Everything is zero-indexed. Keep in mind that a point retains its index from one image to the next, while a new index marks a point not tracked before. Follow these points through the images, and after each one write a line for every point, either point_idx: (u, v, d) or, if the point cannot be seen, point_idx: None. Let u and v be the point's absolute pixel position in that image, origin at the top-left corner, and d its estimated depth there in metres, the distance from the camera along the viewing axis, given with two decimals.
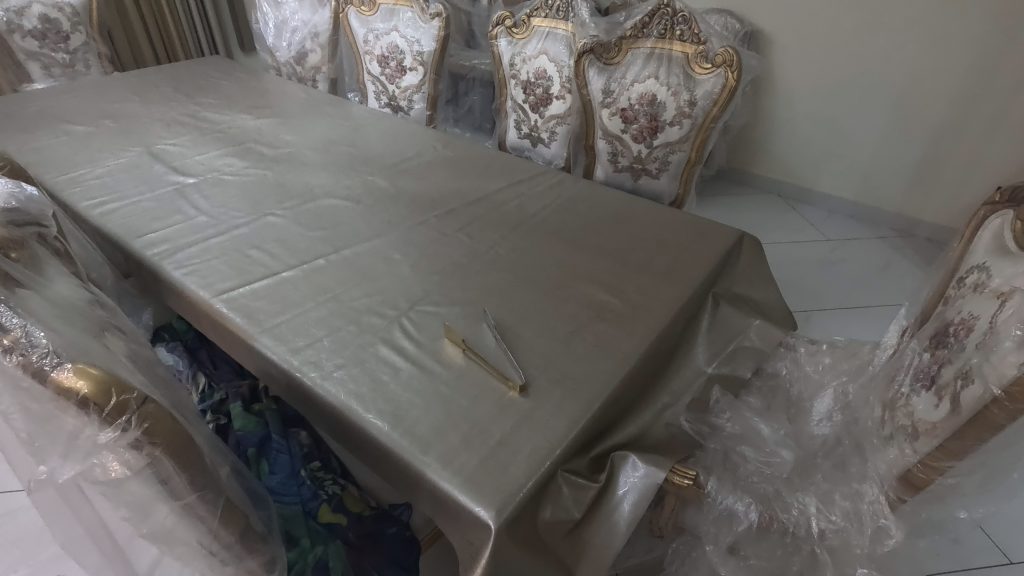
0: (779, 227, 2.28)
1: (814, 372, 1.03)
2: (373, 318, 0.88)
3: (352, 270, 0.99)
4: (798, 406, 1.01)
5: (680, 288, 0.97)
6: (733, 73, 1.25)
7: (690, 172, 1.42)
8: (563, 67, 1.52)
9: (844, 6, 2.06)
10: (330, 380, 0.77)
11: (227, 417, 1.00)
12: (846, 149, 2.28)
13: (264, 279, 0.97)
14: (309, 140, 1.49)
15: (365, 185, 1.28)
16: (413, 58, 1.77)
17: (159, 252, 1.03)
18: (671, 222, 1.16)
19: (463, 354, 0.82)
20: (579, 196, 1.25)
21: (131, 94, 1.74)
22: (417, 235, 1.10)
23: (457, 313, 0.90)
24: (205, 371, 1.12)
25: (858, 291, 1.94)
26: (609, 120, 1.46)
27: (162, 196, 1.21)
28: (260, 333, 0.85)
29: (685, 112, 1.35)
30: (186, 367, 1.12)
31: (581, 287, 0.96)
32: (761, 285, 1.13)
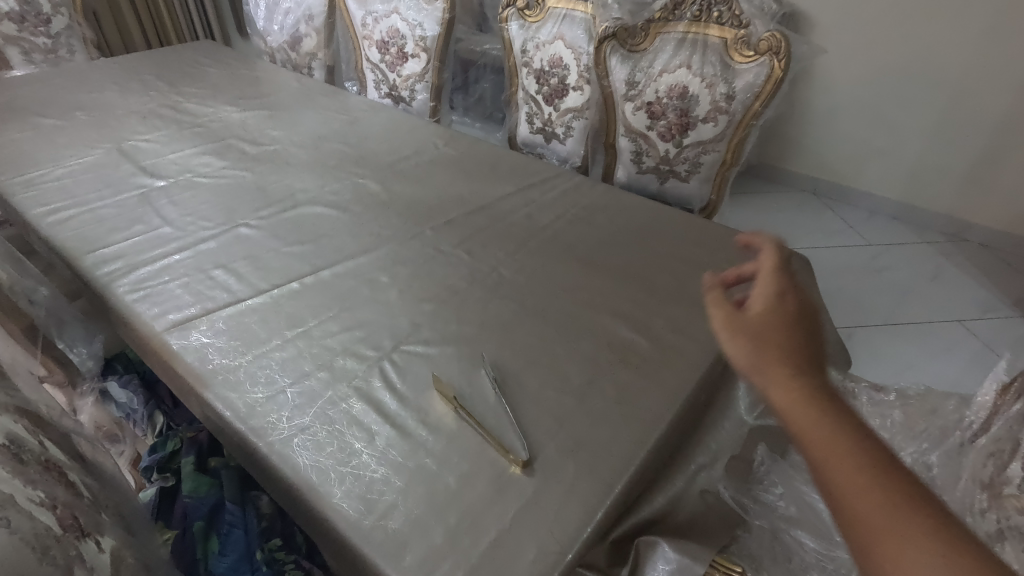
0: (813, 229, 2.10)
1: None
2: (350, 361, 0.73)
3: (330, 297, 0.84)
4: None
5: None
6: (780, 63, 1.08)
7: (725, 176, 1.25)
8: (581, 55, 1.35)
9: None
10: (291, 448, 0.63)
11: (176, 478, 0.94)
12: (891, 144, 2.08)
13: (226, 308, 0.82)
14: (297, 135, 1.34)
15: (355, 190, 1.12)
16: (414, 44, 1.60)
17: (111, 272, 0.89)
18: (707, 238, 0.99)
19: (453, 413, 0.67)
20: (597, 204, 1.09)
21: (110, 83, 1.60)
22: (410, 252, 0.94)
23: (450, 356, 0.74)
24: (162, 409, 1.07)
25: (907, 305, 1.75)
26: (632, 115, 1.28)
27: (126, 202, 1.06)
28: (213, 380, 0.71)
29: (721, 107, 1.17)
30: (141, 406, 1.08)
31: (601, 321, 0.80)
32: None
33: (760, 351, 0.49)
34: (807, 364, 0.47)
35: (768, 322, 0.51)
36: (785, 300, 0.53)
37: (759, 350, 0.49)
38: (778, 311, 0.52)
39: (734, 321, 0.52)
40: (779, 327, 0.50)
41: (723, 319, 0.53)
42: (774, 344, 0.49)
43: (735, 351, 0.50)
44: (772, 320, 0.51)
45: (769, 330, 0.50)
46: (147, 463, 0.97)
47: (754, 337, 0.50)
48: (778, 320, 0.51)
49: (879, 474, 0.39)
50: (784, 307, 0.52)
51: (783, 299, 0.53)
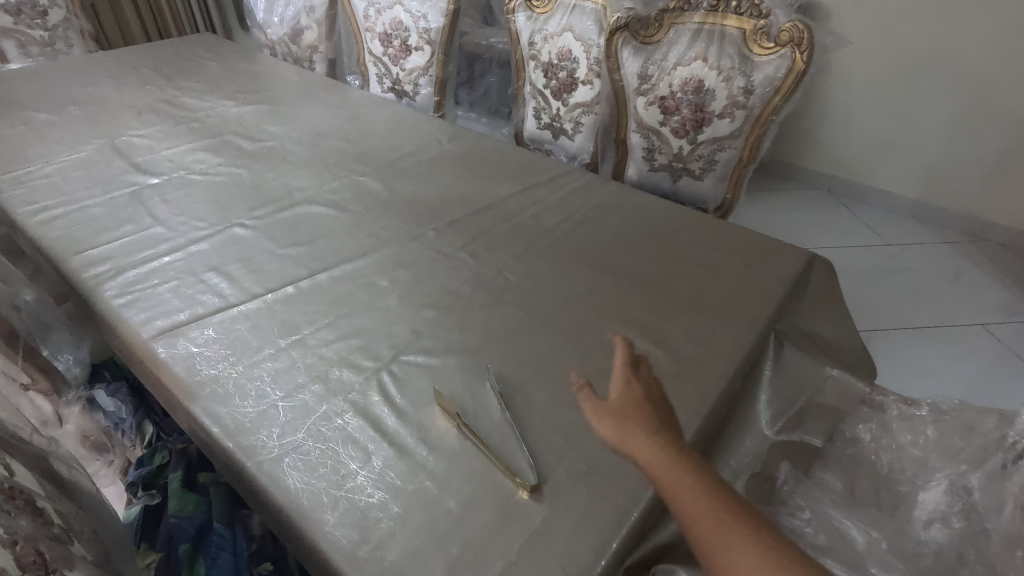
0: (828, 228, 2.04)
1: (911, 445, 0.78)
2: (346, 373, 0.69)
3: (326, 303, 0.79)
4: (890, 489, 0.75)
5: (738, 333, 0.76)
6: (802, 55, 1.02)
7: (741, 174, 1.20)
8: (591, 47, 1.29)
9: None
10: (281, 468, 0.58)
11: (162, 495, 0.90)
12: (909, 141, 2.01)
13: (216, 314, 0.78)
14: (296, 131, 1.30)
15: (354, 188, 1.08)
16: (418, 36, 1.55)
17: (97, 274, 0.85)
18: (725, 240, 0.94)
19: (456, 431, 0.62)
20: (607, 204, 1.04)
21: (106, 76, 1.56)
22: (412, 254, 0.90)
23: (453, 367, 0.70)
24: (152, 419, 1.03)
25: (926, 308, 1.70)
26: (645, 110, 1.22)
27: (116, 200, 1.02)
28: (200, 392, 0.67)
29: (739, 101, 1.11)
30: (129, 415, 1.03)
31: (614, 331, 0.76)
32: (833, 320, 0.91)
33: (629, 424, 0.53)
34: (670, 432, 0.52)
35: (631, 397, 0.55)
36: (637, 377, 0.57)
37: (626, 425, 0.53)
38: (638, 385, 0.57)
39: (601, 402, 0.56)
40: (642, 400, 0.55)
41: (590, 398, 0.56)
42: (638, 418, 0.53)
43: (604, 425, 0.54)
44: (635, 395, 0.55)
45: (635, 405, 0.54)
46: (132, 478, 0.94)
47: (620, 415, 0.54)
48: (639, 394, 0.56)
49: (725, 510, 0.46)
50: (640, 383, 0.57)
51: (635, 376, 0.58)
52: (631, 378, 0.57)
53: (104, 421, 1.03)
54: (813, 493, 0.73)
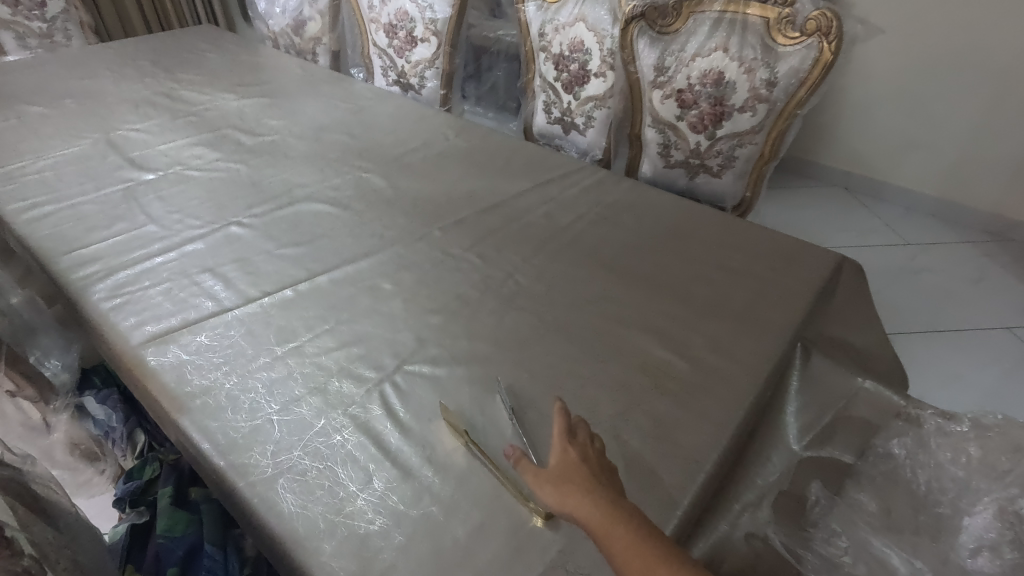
0: (846, 227, 1.98)
1: (951, 463, 0.73)
2: (346, 384, 0.64)
3: (326, 307, 0.75)
4: (929, 512, 0.68)
5: (765, 342, 0.71)
6: (831, 45, 0.96)
7: (762, 171, 1.15)
8: (604, 38, 1.24)
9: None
10: (276, 491, 0.54)
11: (150, 513, 0.84)
12: (931, 137, 1.95)
13: (209, 319, 0.73)
14: (297, 125, 1.25)
15: (357, 185, 1.03)
16: (424, 27, 1.50)
17: (86, 276, 0.81)
18: (747, 242, 0.89)
19: (464, 450, 0.57)
20: (622, 202, 0.98)
21: (103, 69, 1.52)
22: (417, 255, 0.85)
23: (460, 379, 0.65)
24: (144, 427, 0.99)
25: (949, 310, 1.64)
26: (661, 104, 1.17)
27: (109, 197, 0.98)
28: (190, 404, 0.62)
29: (761, 94, 1.06)
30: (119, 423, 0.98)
31: (633, 339, 0.71)
32: (862, 326, 0.86)
33: (577, 500, 0.46)
34: (626, 504, 0.47)
35: (575, 467, 0.49)
36: (574, 443, 0.51)
37: (571, 501, 0.47)
38: (582, 449, 0.51)
39: (540, 475, 0.49)
40: (589, 468, 0.49)
41: (529, 468, 0.49)
42: (583, 492, 0.47)
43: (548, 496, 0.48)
44: (579, 464, 0.49)
45: (581, 474, 0.48)
46: (120, 494, 0.89)
47: (563, 490, 0.47)
48: (584, 462, 0.50)
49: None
50: (581, 449, 0.51)
51: (572, 442, 0.51)
52: (571, 443, 0.51)
53: (93, 429, 0.99)
54: (847, 515, 0.68)
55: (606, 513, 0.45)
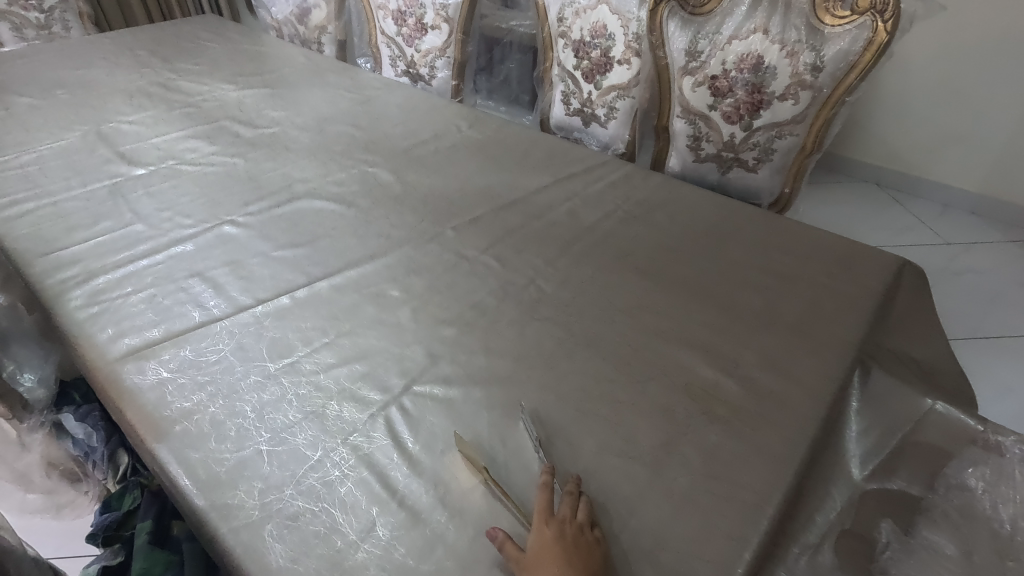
0: (880, 225, 1.87)
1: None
2: (348, 408, 0.56)
3: (325, 316, 0.67)
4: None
5: (827, 360, 0.62)
6: (886, 24, 0.87)
7: (802, 165, 1.05)
8: (629, 21, 1.15)
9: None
10: (263, 538, 0.46)
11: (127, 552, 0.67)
12: (975, 129, 1.84)
13: (195, 330, 0.65)
14: (300, 116, 1.17)
15: (363, 180, 0.95)
16: (435, 14, 1.42)
17: (64, 279, 0.73)
18: (795, 243, 0.80)
19: (483, 489, 0.49)
20: (653, 199, 0.89)
21: (98, 59, 1.44)
22: (428, 258, 0.77)
23: (476, 402, 0.56)
24: (128, 447, 0.84)
25: (996, 314, 1.53)
26: (692, 92, 1.07)
27: (94, 194, 0.91)
28: (170, 430, 0.55)
29: (805, 80, 0.97)
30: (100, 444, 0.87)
31: (676, 355, 0.62)
32: (926, 338, 0.77)
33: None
34: None
35: (547, 547, 0.44)
36: (553, 520, 0.46)
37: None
38: (559, 526, 0.45)
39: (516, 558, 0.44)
40: (564, 549, 0.43)
41: (513, 553, 0.44)
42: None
43: None
44: (556, 542, 0.44)
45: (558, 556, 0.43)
46: (94, 527, 0.72)
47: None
48: (561, 541, 0.44)
49: None
50: (559, 527, 0.45)
51: (551, 520, 0.46)
52: (549, 519, 0.46)
53: (75, 450, 0.88)
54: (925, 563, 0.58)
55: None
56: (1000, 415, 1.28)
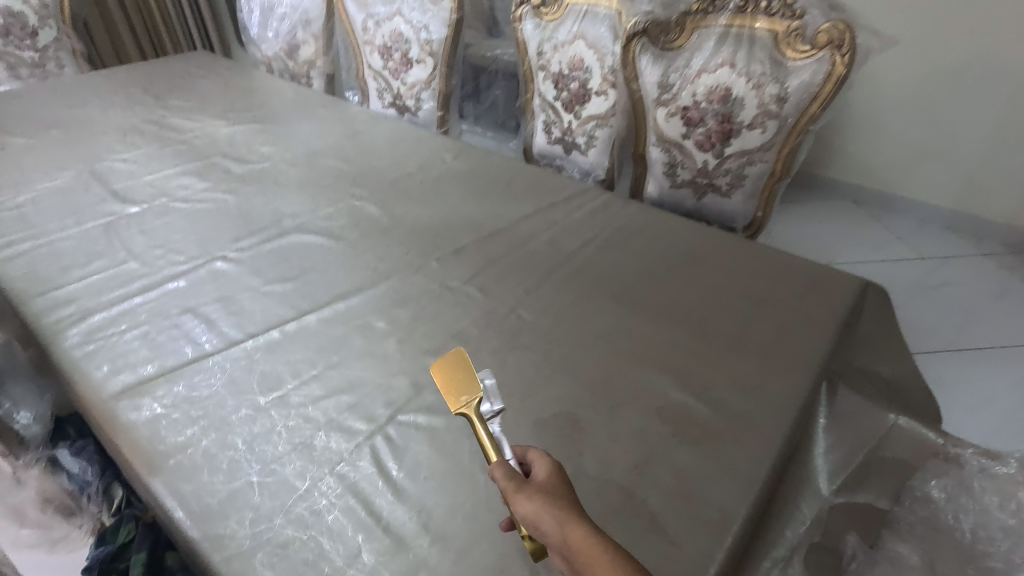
0: (858, 241, 1.93)
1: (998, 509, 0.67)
2: (334, 438, 0.59)
3: (314, 349, 0.70)
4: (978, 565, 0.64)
5: (792, 379, 0.66)
6: (843, 58, 0.92)
7: (773, 190, 1.10)
8: (605, 55, 1.20)
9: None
10: (253, 566, 0.48)
11: None
12: (945, 148, 1.91)
13: (189, 366, 0.68)
14: (290, 151, 1.21)
15: (350, 213, 0.98)
16: (419, 48, 1.47)
17: (59, 319, 0.76)
18: (765, 266, 0.83)
19: (464, 514, 0.52)
20: (632, 226, 0.93)
21: (92, 97, 1.48)
22: (413, 289, 0.80)
23: (458, 430, 0.59)
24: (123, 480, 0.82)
25: (970, 327, 1.58)
26: (666, 122, 1.12)
27: (89, 232, 0.94)
28: (163, 464, 0.57)
29: (770, 110, 1.02)
30: None
31: (650, 379, 0.65)
32: (892, 355, 0.80)
33: (558, 529, 0.41)
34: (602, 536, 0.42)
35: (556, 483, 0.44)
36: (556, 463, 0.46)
37: (549, 529, 0.41)
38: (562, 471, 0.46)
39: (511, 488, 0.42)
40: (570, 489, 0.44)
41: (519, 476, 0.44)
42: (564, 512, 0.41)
43: (531, 507, 0.42)
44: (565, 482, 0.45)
45: (567, 491, 0.44)
46: (89, 560, 0.70)
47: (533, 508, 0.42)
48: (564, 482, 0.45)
49: None
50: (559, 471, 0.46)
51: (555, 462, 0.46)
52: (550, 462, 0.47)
53: (69, 484, 0.85)
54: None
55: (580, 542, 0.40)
56: (976, 426, 1.32)
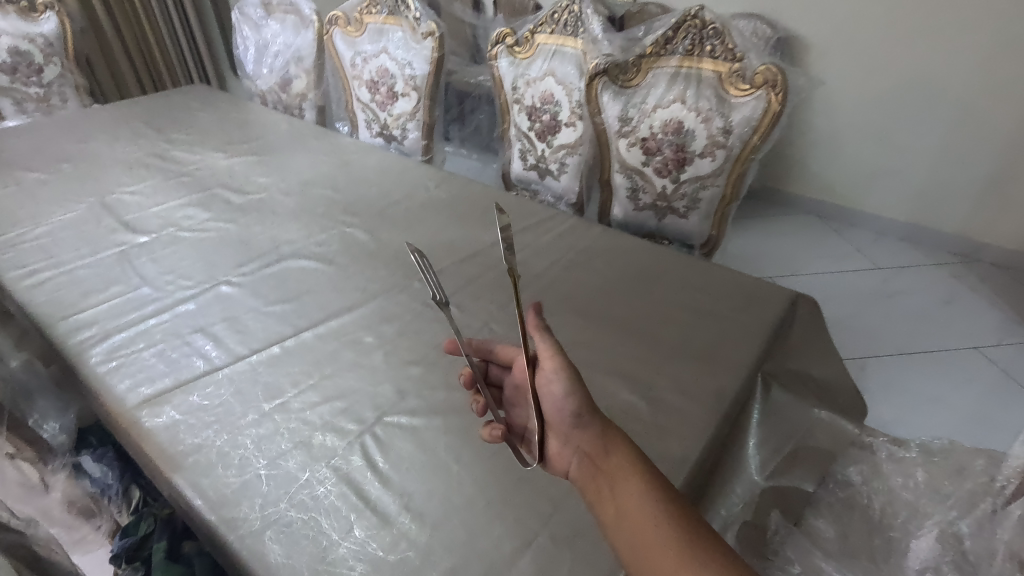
0: (820, 254, 2.05)
1: (902, 488, 0.77)
2: (329, 437, 0.68)
3: (310, 362, 0.80)
4: (883, 536, 0.74)
5: (725, 379, 0.77)
6: (778, 96, 1.04)
7: (725, 212, 1.21)
8: (572, 90, 1.32)
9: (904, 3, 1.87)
10: (264, 542, 0.58)
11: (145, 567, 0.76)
12: (899, 164, 2.09)
13: (201, 378, 0.77)
14: (285, 182, 1.31)
15: (342, 239, 1.09)
16: (404, 83, 1.59)
17: (83, 340, 0.85)
18: (709, 282, 0.95)
19: (440, 496, 0.62)
20: (594, 247, 1.04)
21: (97, 132, 1.58)
22: (398, 307, 0.90)
23: (436, 429, 0.69)
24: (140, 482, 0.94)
25: (919, 331, 1.70)
26: (627, 151, 1.24)
27: (105, 261, 1.03)
28: (183, 462, 0.66)
29: (718, 141, 1.14)
30: None
31: (603, 382, 0.76)
32: (824, 358, 0.90)
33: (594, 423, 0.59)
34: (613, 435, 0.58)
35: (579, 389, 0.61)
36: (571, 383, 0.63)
37: (590, 422, 0.59)
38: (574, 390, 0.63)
39: (577, 373, 0.60)
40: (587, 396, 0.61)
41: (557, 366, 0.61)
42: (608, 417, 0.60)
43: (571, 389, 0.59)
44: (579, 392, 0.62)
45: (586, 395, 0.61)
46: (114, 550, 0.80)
47: (587, 402, 0.60)
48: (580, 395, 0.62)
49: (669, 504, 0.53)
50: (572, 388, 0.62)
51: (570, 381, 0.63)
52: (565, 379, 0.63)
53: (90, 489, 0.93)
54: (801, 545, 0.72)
55: (615, 438, 0.58)
56: (922, 422, 1.43)
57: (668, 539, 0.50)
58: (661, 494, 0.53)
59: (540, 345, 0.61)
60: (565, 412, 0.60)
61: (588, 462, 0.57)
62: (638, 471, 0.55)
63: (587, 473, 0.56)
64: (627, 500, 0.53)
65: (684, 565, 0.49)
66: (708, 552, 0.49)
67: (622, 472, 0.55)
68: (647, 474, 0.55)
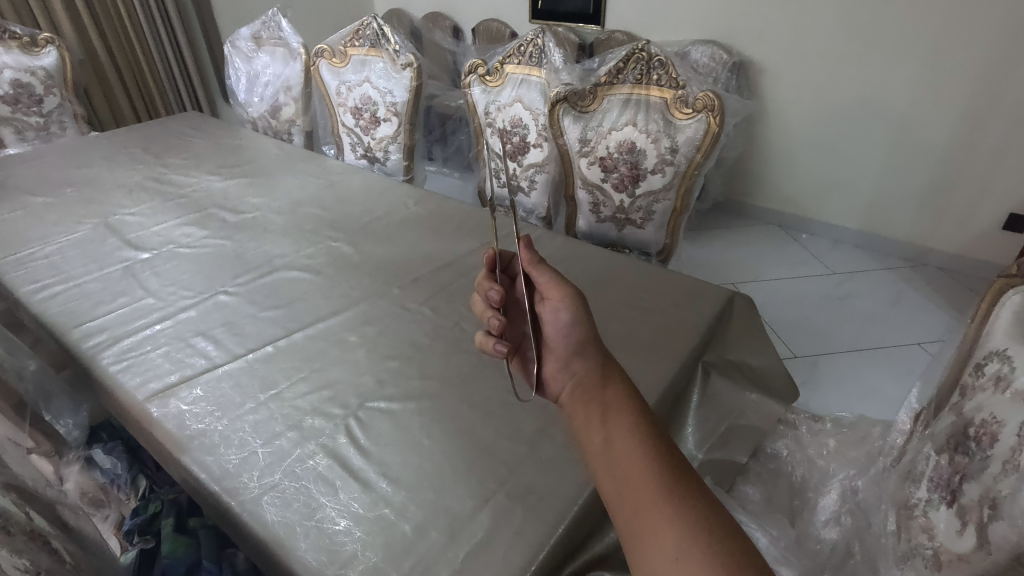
0: (780, 261, 2.20)
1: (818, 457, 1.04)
2: (317, 420, 0.79)
3: (300, 359, 0.90)
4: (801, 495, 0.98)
5: (665, 364, 0.87)
6: (716, 118, 1.18)
7: (677, 222, 1.34)
8: (538, 115, 1.45)
9: (848, 28, 2.06)
10: (260, 506, 0.68)
11: (157, 539, 0.91)
12: (850, 176, 2.27)
13: (203, 374, 0.88)
14: (276, 202, 1.42)
15: (328, 253, 1.20)
16: (386, 109, 1.71)
17: (95, 344, 0.95)
18: (657, 283, 1.06)
19: (414, 465, 0.72)
20: (556, 255, 1.16)
21: (98, 158, 1.69)
22: (378, 311, 1.01)
23: (411, 412, 0.80)
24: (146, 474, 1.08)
25: (868, 330, 1.83)
26: (587, 169, 1.37)
27: (111, 275, 1.13)
28: (189, 444, 0.76)
29: (667, 159, 1.27)
30: (124, 470, 1.07)
31: None
32: (762, 349, 1.00)
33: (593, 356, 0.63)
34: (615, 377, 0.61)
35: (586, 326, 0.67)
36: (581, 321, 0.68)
37: (589, 353, 0.63)
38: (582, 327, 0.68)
39: (581, 308, 0.66)
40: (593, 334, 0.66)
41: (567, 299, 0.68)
42: (609, 352, 0.63)
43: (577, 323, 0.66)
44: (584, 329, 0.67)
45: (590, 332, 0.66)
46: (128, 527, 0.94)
47: (589, 335, 0.65)
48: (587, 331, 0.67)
49: (659, 445, 0.53)
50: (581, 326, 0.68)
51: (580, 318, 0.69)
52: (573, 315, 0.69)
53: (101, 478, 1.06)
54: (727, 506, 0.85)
55: (612, 371, 0.61)
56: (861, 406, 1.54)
57: (649, 467, 0.51)
58: (649, 427, 0.54)
59: (547, 283, 0.69)
60: (568, 343, 0.66)
61: (583, 386, 0.60)
62: (630, 404, 0.56)
63: (580, 395, 0.59)
64: (614, 427, 0.54)
65: (662, 498, 0.48)
66: (689, 490, 0.49)
67: (614, 401, 0.57)
68: (638, 407, 0.56)
